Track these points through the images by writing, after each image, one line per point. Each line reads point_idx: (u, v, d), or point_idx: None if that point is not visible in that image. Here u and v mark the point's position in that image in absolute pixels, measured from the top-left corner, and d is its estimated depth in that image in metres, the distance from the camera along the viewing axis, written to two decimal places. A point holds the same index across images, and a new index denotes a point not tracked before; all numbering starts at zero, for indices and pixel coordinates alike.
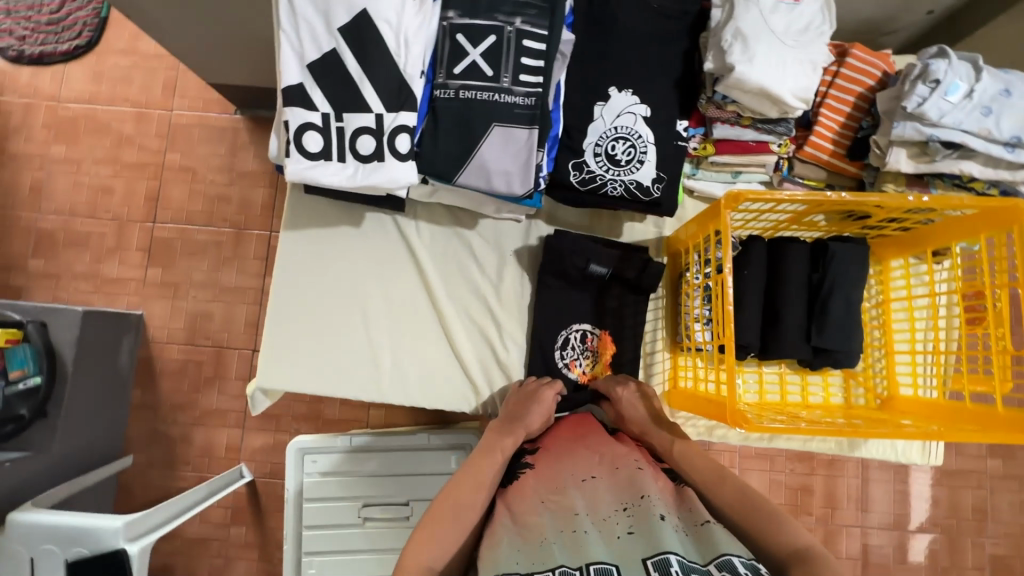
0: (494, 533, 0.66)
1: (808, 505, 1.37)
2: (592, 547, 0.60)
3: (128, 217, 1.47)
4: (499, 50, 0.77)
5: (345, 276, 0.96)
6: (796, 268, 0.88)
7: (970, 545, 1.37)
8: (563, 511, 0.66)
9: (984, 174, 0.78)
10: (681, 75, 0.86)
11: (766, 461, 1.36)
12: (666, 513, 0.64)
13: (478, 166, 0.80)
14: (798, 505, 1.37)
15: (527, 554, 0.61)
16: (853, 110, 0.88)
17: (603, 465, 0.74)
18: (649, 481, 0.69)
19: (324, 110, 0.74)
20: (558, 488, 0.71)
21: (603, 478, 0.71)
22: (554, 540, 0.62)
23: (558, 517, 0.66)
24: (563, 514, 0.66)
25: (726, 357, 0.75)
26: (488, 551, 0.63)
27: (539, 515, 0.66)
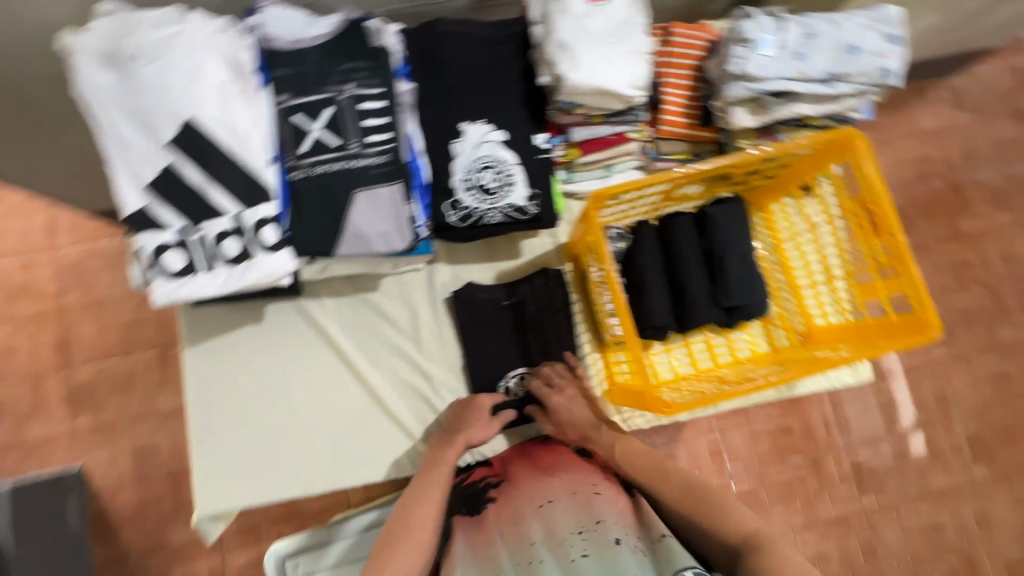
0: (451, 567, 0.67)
1: (791, 444, 1.40)
2: None
3: (41, 372, 1.37)
4: (339, 119, 0.77)
5: (262, 375, 0.93)
6: (686, 239, 0.91)
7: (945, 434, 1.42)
8: (520, 544, 0.68)
9: (816, 111, 0.84)
10: (526, 94, 0.89)
11: (740, 416, 1.39)
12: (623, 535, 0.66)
13: (353, 234, 0.80)
14: (781, 448, 1.40)
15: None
16: (693, 83, 0.93)
17: (561, 488, 0.74)
18: (607, 504, 0.71)
19: (178, 225, 0.73)
20: (516, 518, 0.73)
21: (561, 502, 0.72)
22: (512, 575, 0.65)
23: (515, 551, 0.68)
24: (520, 546, 0.69)
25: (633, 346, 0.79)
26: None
27: (497, 551, 0.69)
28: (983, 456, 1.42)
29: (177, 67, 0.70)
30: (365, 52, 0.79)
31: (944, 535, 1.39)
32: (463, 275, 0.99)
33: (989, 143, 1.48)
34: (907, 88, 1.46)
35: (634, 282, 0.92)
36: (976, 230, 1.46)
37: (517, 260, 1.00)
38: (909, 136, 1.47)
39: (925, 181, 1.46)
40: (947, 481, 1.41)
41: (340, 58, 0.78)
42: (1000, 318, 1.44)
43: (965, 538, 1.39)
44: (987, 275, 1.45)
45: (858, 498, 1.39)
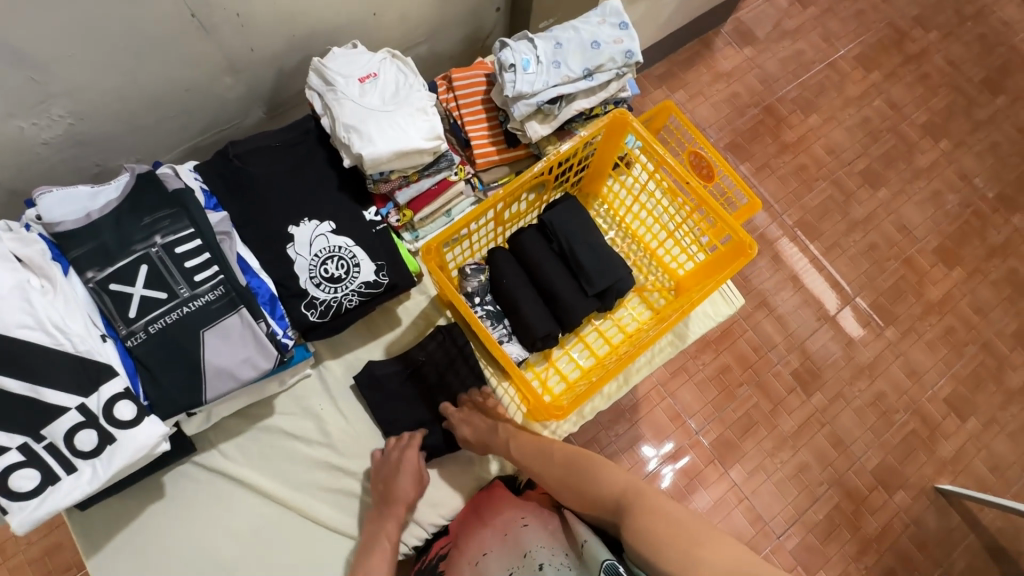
0: None
1: (733, 380, 1.43)
2: None
3: None
4: (158, 272, 0.77)
5: (183, 550, 0.87)
6: (536, 248, 0.98)
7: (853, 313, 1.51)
8: None
9: (591, 102, 0.95)
10: (340, 179, 0.92)
11: (681, 374, 1.41)
12: (547, 557, 0.71)
13: (215, 373, 0.78)
14: (726, 387, 1.42)
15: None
16: (489, 114, 1.01)
17: (494, 536, 0.79)
18: (532, 532, 0.76)
19: (20, 442, 0.69)
20: None
21: (494, 550, 0.77)
22: None
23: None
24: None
25: None
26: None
27: None
28: (889, 319, 1.51)
29: None
30: (163, 201, 0.79)
31: (891, 401, 1.46)
32: (353, 362, 0.98)
33: (777, 61, 1.65)
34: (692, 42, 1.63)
35: (508, 305, 0.96)
36: (797, 137, 1.61)
37: (399, 327, 1.01)
38: (711, 81, 1.61)
39: (740, 111, 1.61)
40: (873, 354, 1.49)
41: (138, 215, 0.78)
42: (849, 199, 1.59)
43: (909, 395, 1.47)
44: (822, 169, 1.60)
45: (808, 401, 1.44)
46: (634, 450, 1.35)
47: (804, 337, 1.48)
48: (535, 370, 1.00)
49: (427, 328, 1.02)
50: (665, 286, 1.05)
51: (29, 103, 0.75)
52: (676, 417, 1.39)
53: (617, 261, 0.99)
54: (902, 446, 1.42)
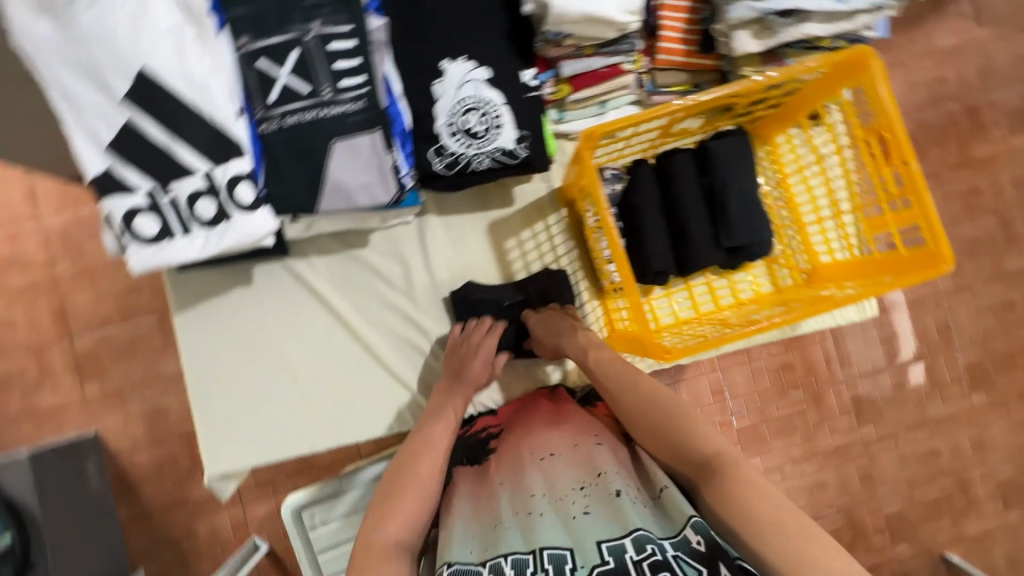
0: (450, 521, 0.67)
1: (792, 380, 1.38)
2: (544, 532, 0.61)
3: (43, 343, 1.39)
4: (307, 63, 0.71)
5: (258, 338, 0.92)
6: (685, 178, 0.87)
7: (945, 364, 1.40)
8: (518, 493, 0.67)
9: (826, 32, 0.77)
10: (510, 25, 0.81)
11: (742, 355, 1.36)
12: (624, 486, 0.64)
13: (334, 188, 0.75)
14: (782, 384, 1.38)
15: (481, 541, 0.64)
16: (692, 4, 0.85)
17: (564, 440, 0.72)
18: (607, 454, 0.69)
19: (147, 187, 0.68)
20: (515, 470, 0.70)
21: (563, 455, 0.69)
22: (509, 524, 0.64)
23: (513, 501, 0.67)
24: (520, 495, 0.67)
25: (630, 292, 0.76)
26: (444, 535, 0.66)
27: (495, 501, 0.68)
28: (980, 383, 1.41)
29: (123, 10, 0.64)
30: None
31: (941, 461, 1.40)
32: (454, 226, 0.95)
33: (1009, 56, 1.40)
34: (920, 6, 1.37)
35: (632, 226, 0.88)
36: (988, 155, 1.40)
37: (510, 207, 0.95)
38: (922, 57, 1.38)
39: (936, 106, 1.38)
40: (945, 409, 1.40)
41: None
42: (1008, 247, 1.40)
43: (962, 463, 1.40)
44: (996, 203, 1.40)
45: (857, 430, 1.39)
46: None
47: (885, 368, 1.39)
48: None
49: (536, 219, 0.96)
50: (800, 267, 0.94)
51: None
52: (719, 392, 1.36)
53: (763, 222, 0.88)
54: (929, 506, 1.39)
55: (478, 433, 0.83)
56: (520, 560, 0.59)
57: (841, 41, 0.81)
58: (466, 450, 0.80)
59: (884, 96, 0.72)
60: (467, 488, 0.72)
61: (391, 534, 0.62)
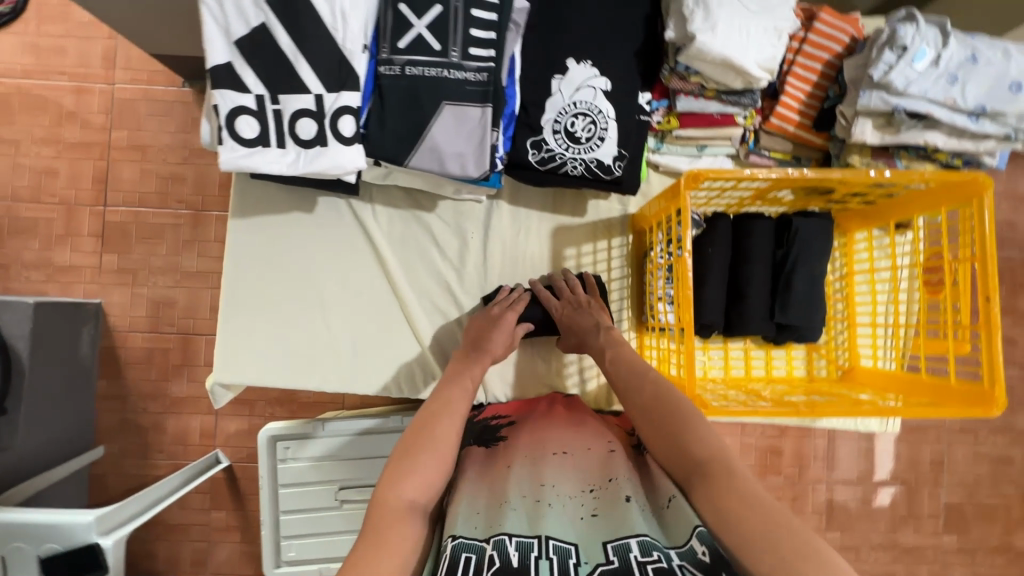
0: (460, 491, 0.71)
1: (776, 464, 1.39)
2: (550, 521, 0.64)
3: (77, 201, 1.40)
4: (445, 22, 0.72)
5: (301, 266, 0.92)
6: (760, 244, 0.87)
7: (931, 496, 1.40)
8: (530, 484, 0.71)
9: (948, 145, 0.77)
10: (643, 45, 0.81)
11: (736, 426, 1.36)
12: (635, 493, 0.67)
13: (430, 148, 0.75)
14: (765, 465, 1.39)
15: (484, 519, 0.65)
16: (821, 79, 0.85)
17: (577, 443, 0.78)
18: (620, 462, 0.74)
19: (258, 92, 0.69)
20: (529, 460, 0.76)
21: (575, 454, 0.76)
22: (515, 506, 0.67)
23: (524, 488, 0.71)
24: (530, 484, 0.71)
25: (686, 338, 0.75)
26: (450, 509, 0.67)
27: (505, 483, 0.72)
28: (957, 526, 1.40)
29: None
30: None
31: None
32: (520, 218, 0.95)
33: None
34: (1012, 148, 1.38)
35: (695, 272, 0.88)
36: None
37: (580, 218, 0.95)
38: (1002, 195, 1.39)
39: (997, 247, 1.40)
40: (915, 539, 1.40)
41: None
42: None
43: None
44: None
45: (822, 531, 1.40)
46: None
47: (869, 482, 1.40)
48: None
49: (601, 236, 0.96)
50: (838, 363, 0.95)
51: None
52: None
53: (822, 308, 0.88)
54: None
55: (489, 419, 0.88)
56: (524, 543, 0.60)
57: (958, 159, 0.80)
58: (478, 434, 0.84)
59: (986, 227, 0.72)
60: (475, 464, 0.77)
61: (406, 491, 0.62)
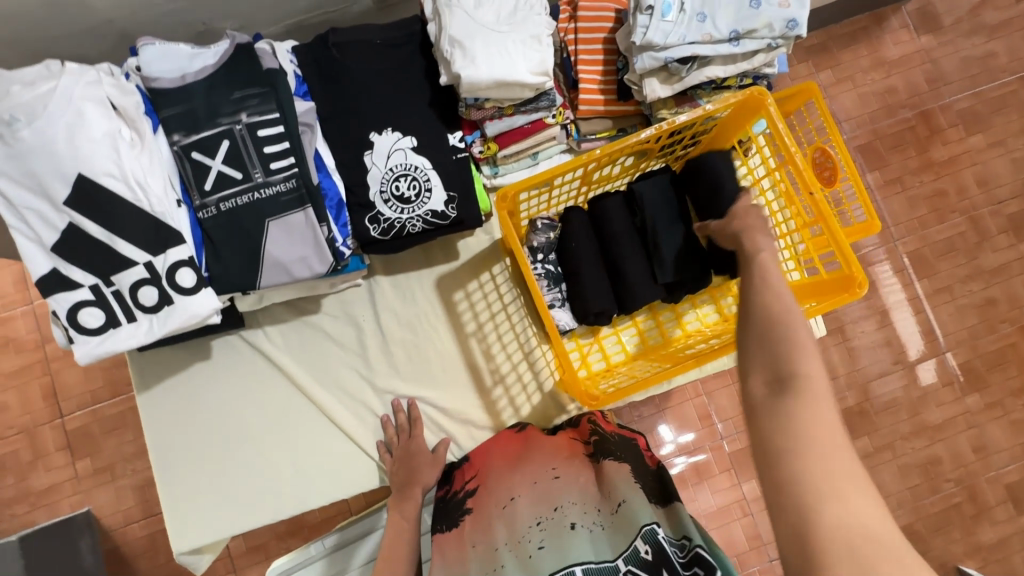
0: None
1: None
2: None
3: (36, 424, 1.42)
4: (238, 151, 0.76)
5: (218, 410, 0.94)
6: (616, 220, 0.89)
7: (938, 366, 1.40)
8: (488, 555, 0.73)
9: (728, 72, 0.81)
10: (433, 95, 0.86)
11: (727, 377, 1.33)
12: (578, 516, 0.72)
13: (272, 264, 0.79)
14: None
15: None
16: (606, 56, 0.90)
17: (523, 482, 0.79)
18: (566, 487, 0.76)
19: (91, 281, 0.72)
20: (485, 525, 0.77)
21: (522, 496, 0.77)
22: None
23: (484, 558, 0.73)
24: (489, 553, 0.73)
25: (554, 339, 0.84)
26: None
27: (468, 562, 0.73)
28: (975, 384, 1.39)
29: (58, 123, 0.69)
30: (255, 78, 0.77)
31: (943, 468, 1.37)
32: (402, 284, 0.97)
33: (957, 60, 1.47)
34: (850, 29, 1.48)
35: (570, 269, 0.90)
36: (948, 157, 1.46)
37: (456, 261, 0.98)
38: (869, 67, 1.47)
39: (877, 120, 1.47)
40: (941, 414, 1.39)
41: (229, 88, 0.76)
42: (982, 243, 1.43)
43: (967, 469, 1.37)
44: (962, 200, 1.44)
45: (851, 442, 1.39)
46: (652, 430, 1.33)
47: (871, 378, 1.41)
48: (578, 342, 0.96)
49: (481, 269, 0.98)
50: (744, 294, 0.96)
51: None
52: (705, 416, 1.33)
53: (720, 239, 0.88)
54: (937, 517, 1.35)
55: (455, 491, 0.86)
56: None
57: (746, 79, 0.84)
58: (445, 511, 0.83)
59: (784, 131, 0.75)
60: (449, 554, 0.76)
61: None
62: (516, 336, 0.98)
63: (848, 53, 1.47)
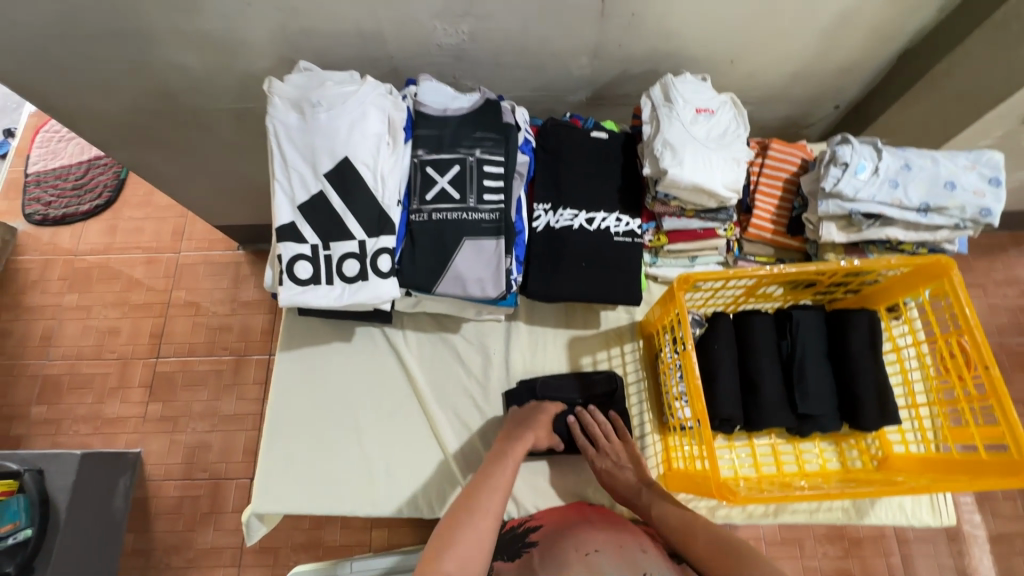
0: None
1: None
2: None
3: (132, 355, 1.71)
4: (463, 178, 0.89)
5: (339, 390, 1.00)
6: (764, 337, 0.91)
7: None
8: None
9: (908, 237, 0.88)
10: (623, 183, 0.99)
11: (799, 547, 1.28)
12: None
13: (453, 276, 0.88)
14: None
15: None
16: (784, 194, 1.00)
17: (609, 541, 0.82)
18: (652, 562, 0.79)
19: (313, 241, 0.84)
20: (561, 563, 0.79)
21: (607, 552, 0.79)
22: None
23: None
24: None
25: (703, 431, 0.79)
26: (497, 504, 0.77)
27: None
28: None
29: (347, 116, 0.85)
30: (495, 126, 0.92)
31: None
32: (538, 335, 1.04)
33: None
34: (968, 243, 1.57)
35: (706, 370, 0.92)
36: None
37: (594, 329, 1.04)
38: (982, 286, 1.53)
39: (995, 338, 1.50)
40: None
41: (474, 127, 0.91)
42: None
43: None
44: None
45: None
46: None
47: None
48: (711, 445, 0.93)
49: (613, 343, 1.04)
50: (871, 452, 0.93)
51: (454, 14, 0.93)
52: None
53: (881, 386, 0.88)
54: None
55: (519, 530, 0.90)
56: None
57: (922, 248, 0.91)
58: (509, 545, 0.87)
59: (966, 303, 0.78)
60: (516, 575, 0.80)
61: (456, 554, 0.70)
62: (631, 419, 1.00)
63: (967, 264, 1.56)
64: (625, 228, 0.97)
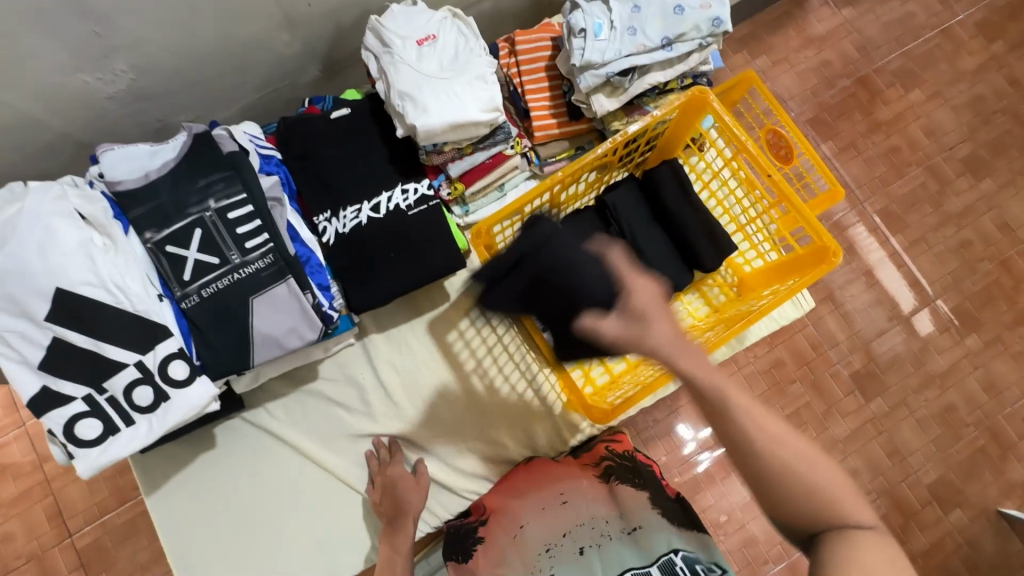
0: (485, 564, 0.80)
1: (786, 376, 1.29)
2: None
3: (43, 548, 1.27)
4: (211, 237, 0.77)
5: (232, 498, 0.92)
6: (592, 235, 0.90)
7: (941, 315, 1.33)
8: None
9: (668, 75, 0.86)
10: (391, 151, 0.90)
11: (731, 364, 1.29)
12: (586, 538, 0.80)
13: (262, 340, 0.79)
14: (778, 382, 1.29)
15: None
16: (552, 82, 0.94)
17: (532, 507, 0.85)
18: (574, 508, 0.83)
19: (83, 393, 0.72)
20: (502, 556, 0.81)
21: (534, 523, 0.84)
22: None
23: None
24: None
25: None
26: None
27: None
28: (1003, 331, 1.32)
29: (31, 242, 0.70)
30: (218, 163, 0.79)
31: (963, 416, 1.28)
32: (397, 337, 0.98)
33: (877, 27, 1.42)
34: None
35: None
36: (894, 114, 1.39)
37: (446, 302, 1.00)
38: (801, 46, 1.41)
39: (869, 53, 1.41)
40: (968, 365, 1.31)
41: (193, 177, 0.78)
42: (945, 189, 1.36)
43: (984, 410, 1.29)
44: (918, 153, 1.38)
45: (866, 406, 1.28)
46: (670, 432, 1.23)
47: (869, 338, 1.31)
48: (579, 361, 0.95)
49: (471, 305, 1.00)
50: (729, 283, 0.98)
51: (92, 56, 0.75)
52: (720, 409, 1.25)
53: (703, 222, 0.90)
54: (966, 465, 1.26)
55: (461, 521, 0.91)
56: None
57: (686, 80, 0.90)
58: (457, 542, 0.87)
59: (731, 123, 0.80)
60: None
61: None
62: (518, 365, 0.99)
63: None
64: (415, 196, 0.89)
